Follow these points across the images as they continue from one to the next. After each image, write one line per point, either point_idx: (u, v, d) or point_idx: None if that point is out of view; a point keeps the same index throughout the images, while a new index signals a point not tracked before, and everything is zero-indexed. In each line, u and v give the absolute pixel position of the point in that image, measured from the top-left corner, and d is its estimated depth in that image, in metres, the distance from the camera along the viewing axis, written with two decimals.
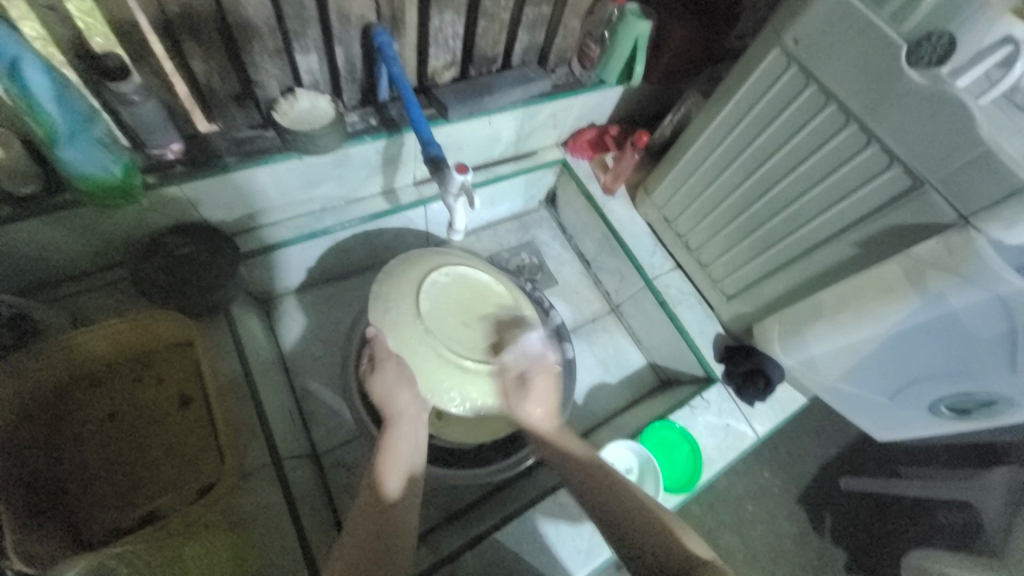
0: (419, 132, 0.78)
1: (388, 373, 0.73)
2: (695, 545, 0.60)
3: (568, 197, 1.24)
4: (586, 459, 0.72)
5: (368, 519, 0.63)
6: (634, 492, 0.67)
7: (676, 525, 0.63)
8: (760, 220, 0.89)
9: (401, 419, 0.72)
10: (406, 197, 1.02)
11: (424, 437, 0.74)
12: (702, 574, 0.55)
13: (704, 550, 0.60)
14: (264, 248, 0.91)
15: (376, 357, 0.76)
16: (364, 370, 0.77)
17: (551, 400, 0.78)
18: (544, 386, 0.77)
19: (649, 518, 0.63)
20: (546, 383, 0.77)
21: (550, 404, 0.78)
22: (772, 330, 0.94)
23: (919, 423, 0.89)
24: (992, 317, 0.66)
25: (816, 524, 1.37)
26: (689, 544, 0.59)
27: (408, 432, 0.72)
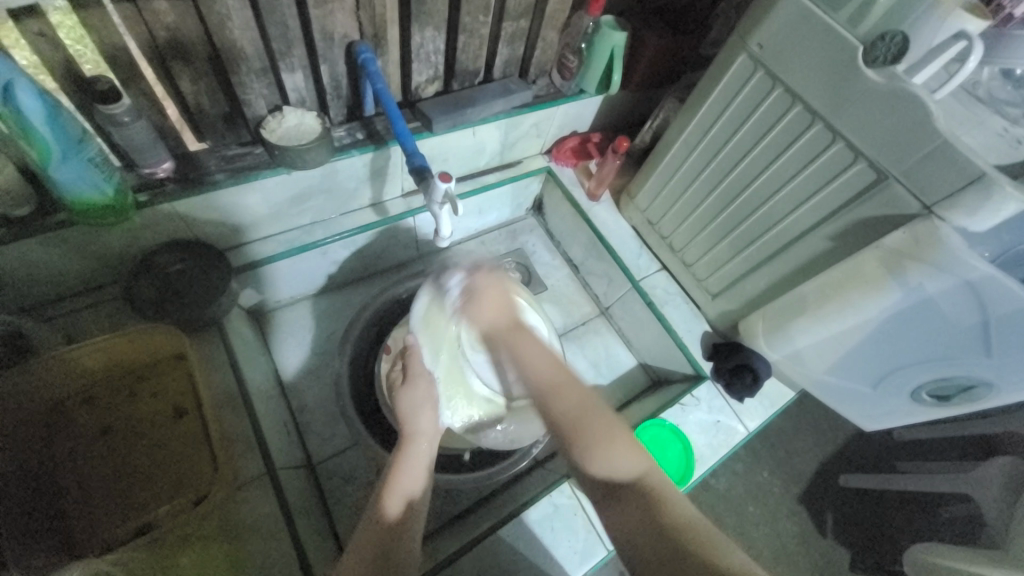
0: (404, 144, 0.80)
1: (419, 390, 0.77)
2: (622, 462, 0.59)
3: (554, 204, 1.27)
4: (537, 354, 0.71)
5: (373, 535, 0.59)
6: (576, 392, 0.66)
7: (606, 436, 0.61)
8: (738, 218, 0.92)
9: (416, 438, 0.72)
10: (394, 208, 1.05)
11: (431, 456, 0.72)
12: (625, 494, 0.57)
13: (632, 463, 0.59)
14: (255, 262, 0.93)
15: (408, 370, 0.80)
16: (395, 378, 0.82)
17: (497, 302, 0.77)
18: (484, 286, 0.78)
19: (586, 430, 0.62)
20: (490, 296, 0.77)
21: (497, 300, 0.77)
22: (758, 326, 0.96)
23: (903, 411, 0.91)
24: (963, 303, 0.68)
25: (815, 522, 1.37)
26: (614, 462, 0.59)
27: (418, 448, 0.71)
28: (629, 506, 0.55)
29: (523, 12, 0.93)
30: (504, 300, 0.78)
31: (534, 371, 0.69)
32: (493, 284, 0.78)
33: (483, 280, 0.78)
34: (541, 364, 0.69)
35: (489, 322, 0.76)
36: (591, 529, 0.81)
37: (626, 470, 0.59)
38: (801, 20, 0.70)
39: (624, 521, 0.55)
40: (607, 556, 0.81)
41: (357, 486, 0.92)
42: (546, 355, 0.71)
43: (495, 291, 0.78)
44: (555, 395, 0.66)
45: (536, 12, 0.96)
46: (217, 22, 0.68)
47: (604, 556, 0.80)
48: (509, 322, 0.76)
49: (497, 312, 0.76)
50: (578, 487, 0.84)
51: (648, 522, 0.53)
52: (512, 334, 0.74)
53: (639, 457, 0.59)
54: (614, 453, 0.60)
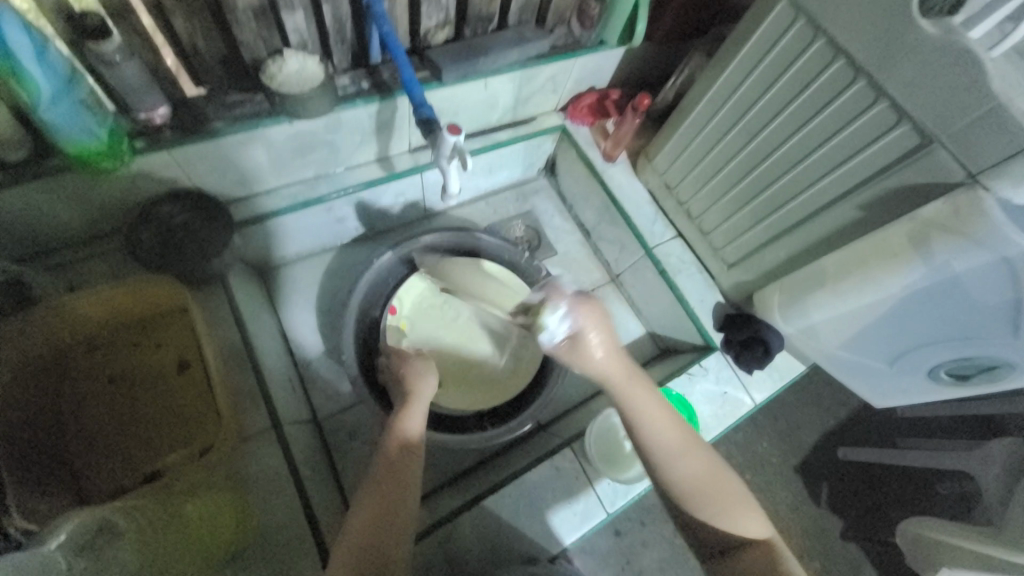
0: (411, 93, 0.76)
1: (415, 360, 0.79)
2: (748, 523, 0.59)
3: (567, 165, 1.22)
4: (656, 411, 0.62)
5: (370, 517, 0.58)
6: (703, 457, 0.61)
7: (731, 502, 0.60)
8: (762, 185, 0.87)
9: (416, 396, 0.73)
10: (401, 164, 1.00)
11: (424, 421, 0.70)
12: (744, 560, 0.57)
13: (756, 525, 0.59)
14: (258, 217, 0.90)
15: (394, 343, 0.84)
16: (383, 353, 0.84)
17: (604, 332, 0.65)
18: (590, 319, 0.65)
19: (710, 493, 0.59)
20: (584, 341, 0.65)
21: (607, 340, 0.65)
22: (773, 298, 0.93)
23: (918, 389, 0.89)
24: (997, 281, 0.64)
25: (812, 492, 1.39)
26: (741, 524, 0.59)
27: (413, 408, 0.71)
28: (753, 561, 0.57)
29: None
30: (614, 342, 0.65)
31: (651, 433, 0.61)
32: (601, 323, 0.66)
33: (584, 317, 0.66)
34: (660, 422, 0.61)
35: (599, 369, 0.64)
36: (592, 493, 0.82)
37: (753, 532, 0.59)
38: None
39: None
40: (606, 518, 0.83)
41: (362, 442, 0.94)
42: (668, 420, 0.62)
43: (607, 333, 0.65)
44: (676, 465, 0.60)
45: None
46: None
47: (603, 519, 0.82)
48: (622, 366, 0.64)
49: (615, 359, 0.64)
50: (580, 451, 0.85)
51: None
52: (628, 384, 0.63)
53: (760, 520, 0.60)
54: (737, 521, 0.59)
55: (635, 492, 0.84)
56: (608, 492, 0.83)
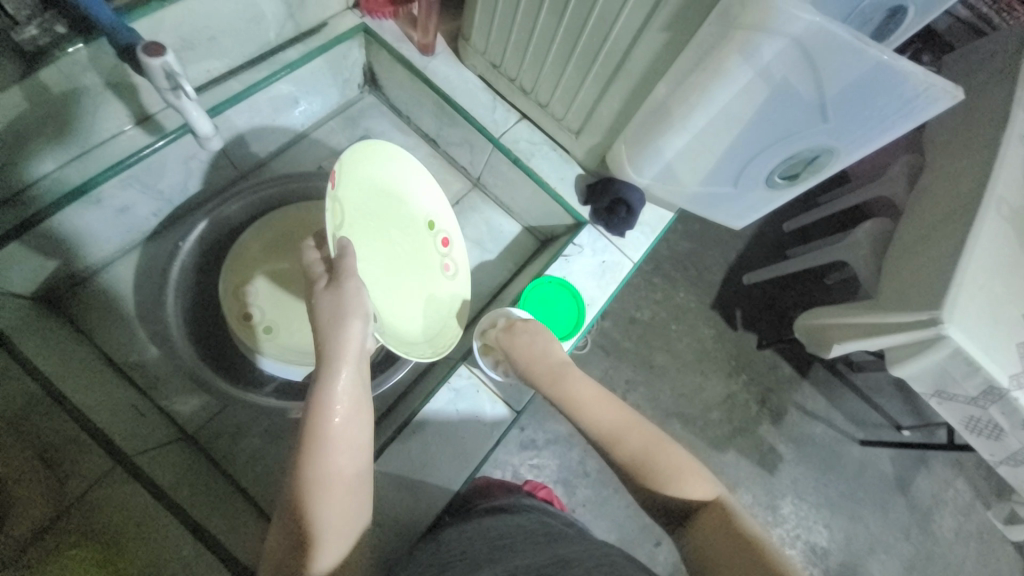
0: (94, 14, 0.61)
1: (347, 291, 0.66)
2: (690, 480, 0.57)
3: (386, 70, 1.06)
4: (592, 398, 0.66)
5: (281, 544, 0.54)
6: (644, 432, 0.62)
7: (675, 470, 0.57)
8: (576, 32, 0.79)
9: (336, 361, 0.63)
10: (170, 121, 0.82)
11: (358, 379, 0.63)
12: (697, 520, 0.54)
13: (704, 487, 0.56)
14: (19, 227, 0.70)
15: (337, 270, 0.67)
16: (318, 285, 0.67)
17: (538, 346, 0.74)
18: (520, 349, 0.75)
19: (645, 449, 0.60)
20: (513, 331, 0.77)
21: (528, 352, 0.74)
22: (622, 151, 0.89)
23: (763, 202, 0.92)
24: (800, 67, 0.64)
25: (727, 319, 1.51)
26: (685, 488, 0.56)
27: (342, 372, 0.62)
28: (705, 529, 0.53)
29: None
30: (538, 351, 0.74)
31: (593, 416, 0.64)
32: (534, 334, 0.76)
33: (518, 343, 0.75)
34: (597, 407, 0.65)
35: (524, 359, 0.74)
36: (495, 398, 0.84)
37: (699, 491, 0.56)
38: None
39: (698, 546, 0.52)
40: (515, 415, 0.86)
41: None
42: (604, 398, 0.66)
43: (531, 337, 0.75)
44: (623, 441, 0.61)
45: None
46: None
47: (512, 416, 0.85)
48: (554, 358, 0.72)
49: (535, 372, 0.72)
50: (475, 366, 0.84)
51: (723, 547, 0.50)
52: (556, 369, 0.71)
53: (710, 481, 0.57)
54: (680, 486, 0.56)
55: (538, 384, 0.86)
56: (511, 392, 0.85)
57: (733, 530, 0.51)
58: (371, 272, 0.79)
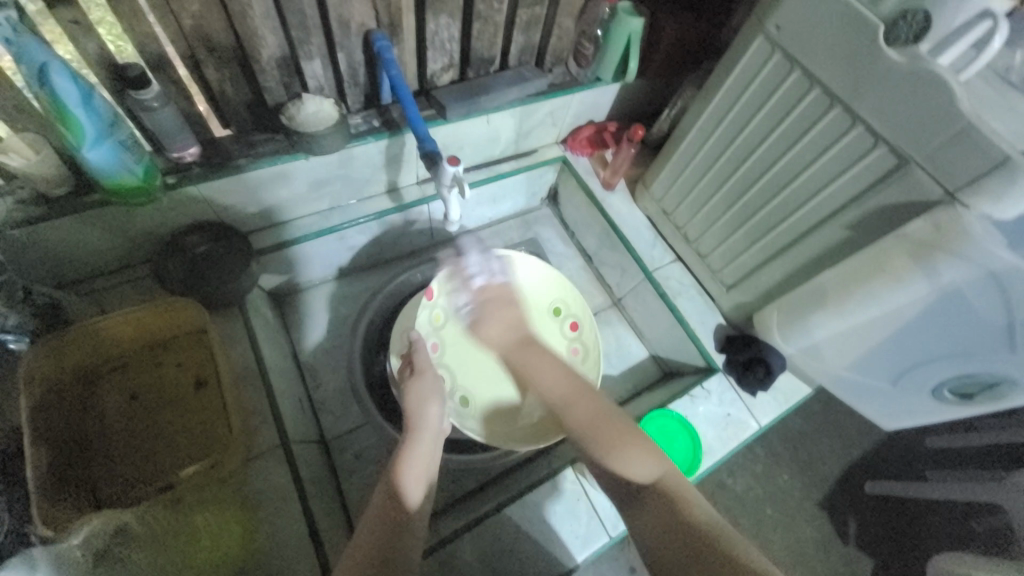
0: (415, 130, 0.82)
1: (426, 381, 0.81)
2: (641, 465, 0.65)
3: (569, 194, 1.26)
4: (548, 369, 0.79)
5: (382, 523, 0.63)
6: (591, 406, 0.73)
7: (618, 440, 0.68)
8: (755, 208, 0.90)
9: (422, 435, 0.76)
10: (409, 195, 1.06)
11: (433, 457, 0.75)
12: (645, 497, 0.63)
13: (647, 467, 0.65)
14: (279, 244, 0.96)
15: (415, 367, 0.84)
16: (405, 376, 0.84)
17: (508, 319, 0.86)
18: (495, 317, 0.87)
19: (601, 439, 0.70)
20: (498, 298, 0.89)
21: (503, 322, 0.86)
22: (773, 317, 0.94)
23: (925, 409, 0.88)
24: (992, 298, 0.66)
25: (838, 528, 1.32)
26: (630, 463, 0.66)
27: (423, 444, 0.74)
28: (652, 503, 0.61)
29: None
30: (512, 322, 0.86)
31: (545, 386, 0.78)
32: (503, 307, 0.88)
33: (488, 298, 0.89)
34: (555, 376, 0.78)
35: (496, 343, 0.86)
36: (594, 515, 0.82)
37: (644, 472, 0.65)
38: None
39: (645, 519, 0.61)
40: (611, 543, 0.82)
41: (368, 466, 0.95)
42: (561, 377, 0.78)
43: (499, 320, 0.86)
44: (573, 410, 0.74)
45: None
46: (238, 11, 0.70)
47: (607, 543, 0.81)
48: (517, 341, 0.84)
49: (506, 334, 0.85)
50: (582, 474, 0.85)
51: (668, 515, 0.59)
52: (518, 357, 0.82)
53: (652, 463, 0.65)
54: (629, 457, 0.66)
55: None
56: (610, 514, 0.83)
57: (675, 506, 0.60)
58: (464, 364, 1.02)
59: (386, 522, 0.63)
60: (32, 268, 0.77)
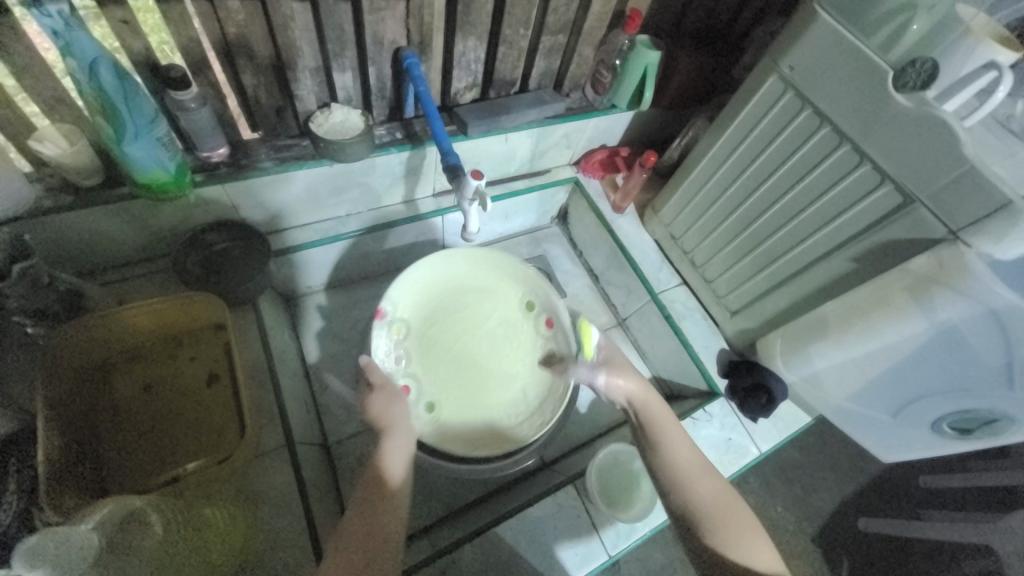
0: (440, 144, 0.85)
1: (384, 397, 0.76)
2: (758, 553, 0.63)
3: (579, 215, 1.29)
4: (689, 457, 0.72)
5: (360, 512, 0.64)
6: (733, 507, 0.67)
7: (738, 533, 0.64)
8: (761, 237, 0.92)
9: (391, 431, 0.74)
10: (425, 207, 1.09)
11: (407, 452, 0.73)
12: None
13: (767, 560, 0.63)
14: (290, 248, 0.97)
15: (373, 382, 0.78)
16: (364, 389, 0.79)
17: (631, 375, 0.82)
18: (622, 377, 0.82)
19: (722, 521, 0.66)
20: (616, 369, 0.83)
21: (635, 381, 0.81)
22: (776, 344, 0.96)
23: (923, 443, 0.89)
24: (991, 335, 0.68)
25: (831, 563, 1.30)
26: (755, 555, 0.63)
27: (395, 443, 0.72)
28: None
29: (562, 27, 0.98)
30: (642, 383, 0.81)
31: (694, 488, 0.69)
32: (627, 371, 0.83)
33: (616, 370, 0.83)
34: (681, 453, 0.72)
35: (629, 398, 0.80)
36: (594, 532, 0.82)
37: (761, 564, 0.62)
38: (832, 44, 0.72)
39: None
40: (609, 561, 0.82)
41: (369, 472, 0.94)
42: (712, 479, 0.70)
43: (676, 433, 0.74)
44: (706, 500, 0.68)
45: (574, 28, 1.01)
46: (281, 22, 0.74)
47: (605, 561, 0.81)
48: (649, 402, 0.78)
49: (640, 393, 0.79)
50: (583, 489, 0.86)
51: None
52: (656, 416, 0.76)
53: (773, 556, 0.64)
54: (746, 551, 0.63)
55: (638, 535, 0.84)
56: (610, 533, 0.83)
57: None
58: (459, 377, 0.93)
59: (366, 512, 0.63)
60: (57, 256, 0.79)
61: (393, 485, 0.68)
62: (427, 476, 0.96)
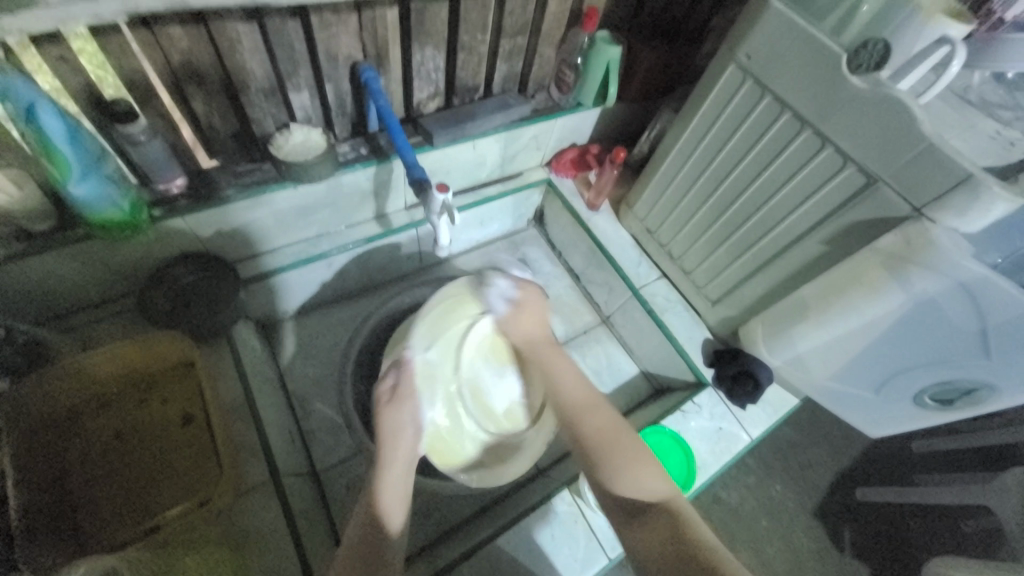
0: (404, 157, 0.84)
1: (403, 412, 0.74)
2: (648, 483, 0.66)
3: (555, 214, 1.29)
4: (567, 374, 0.79)
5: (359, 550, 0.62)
6: (608, 419, 0.73)
7: (625, 455, 0.68)
8: (735, 225, 0.92)
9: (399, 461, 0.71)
10: (397, 221, 1.07)
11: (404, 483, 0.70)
12: (650, 513, 0.62)
13: (663, 484, 0.65)
14: (266, 273, 0.96)
15: (398, 389, 0.77)
16: (383, 393, 0.77)
17: (535, 317, 0.86)
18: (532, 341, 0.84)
19: (612, 457, 0.68)
20: (529, 309, 0.86)
21: (533, 312, 0.86)
22: (757, 331, 0.96)
23: (907, 416, 0.91)
24: (967, 307, 0.68)
25: (832, 537, 1.31)
26: (642, 481, 0.66)
27: (392, 474, 0.70)
28: (659, 523, 0.61)
29: (520, 30, 0.97)
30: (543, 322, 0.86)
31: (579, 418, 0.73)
32: (537, 301, 0.87)
33: (527, 294, 0.87)
34: (570, 381, 0.77)
35: (528, 334, 0.84)
36: (593, 536, 0.82)
37: (654, 488, 0.65)
38: (786, 31, 0.72)
39: (657, 535, 0.59)
40: (610, 564, 0.81)
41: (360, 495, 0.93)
42: (587, 392, 0.76)
43: (571, 371, 0.79)
44: (586, 424, 0.72)
45: (533, 30, 1.00)
46: (228, 46, 0.72)
47: (606, 564, 0.80)
48: (542, 337, 0.85)
49: (536, 327, 0.85)
50: (578, 494, 0.85)
51: (681, 542, 0.57)
52: (545, 354, 0.82)
53: (664, 480, 0.66)
54: (635, 473, 0.66)
55: None
56: (608, 536, 0.82)
57: (683, 531, 0.59)
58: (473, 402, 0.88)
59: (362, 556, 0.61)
60: (14, 305, 0.76)
61: (392, 532, 0.65)
62: (421, 493, 0.95)
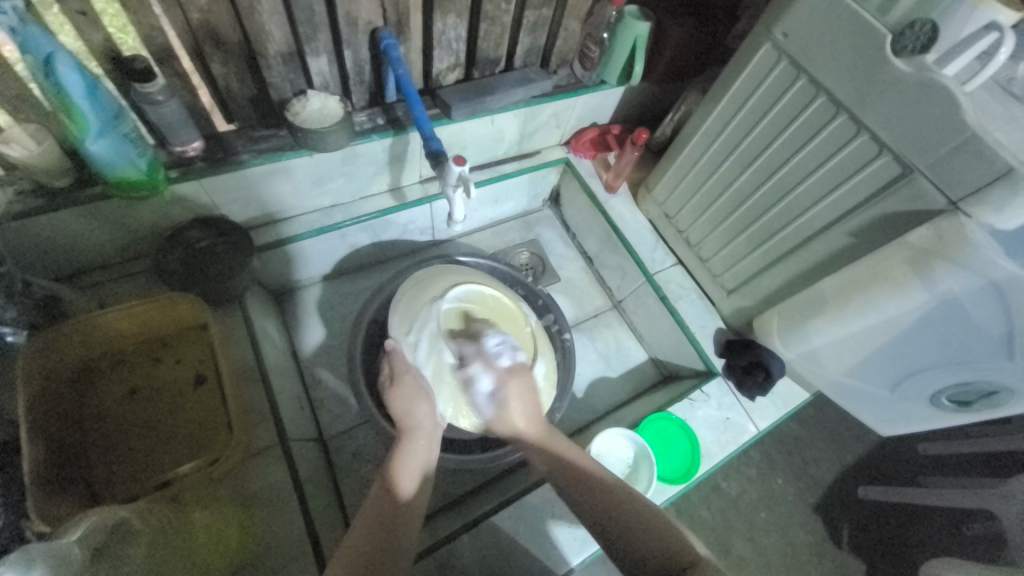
0: (421, 129, 0.82)
1: (406, 386, 0.74)
2: (675, 540, 0.59)
3: (571, 196, 1.26)
4: (572, 457, 0.72)
5: (373, 523, 0.60)
6: (625, 487, 0.67)
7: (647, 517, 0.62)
8: (757, 213, 0.90)
9: (415, 433, 0.72)
10: (412, 195, 1.06)
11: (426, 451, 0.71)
12: (680, 574, 0.55)
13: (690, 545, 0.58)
14: (279, 241, 0.95)
15: (394, 371, 0.76)
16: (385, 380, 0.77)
17: (528, 400, 0.77)
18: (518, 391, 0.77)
19: (630, 511, 0.63)
20: (520, 386, 0.78)
21: (524, 407, 0.76)
22: (772, 323, 0.95)
23: (921, 416, 0.89)
24: (994, 308, 0.66)
25: (831, 533, 1.31)
26: (667, 538, 0.59)
27: (414, 443, 0.71)
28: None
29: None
30: (537, 411, 0.76)
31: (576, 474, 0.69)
32: (523, 389, 0.78)
33: (513, 385, 0.78)
34: (579, 459, 0.72)
35: (515, 426, 0.75)
36: None
37: (681, 545, 0.58)
38: (828, 9, 0.68)
39: None
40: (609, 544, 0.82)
41: (366, 465, 0.94)
42: (587, 460, 0.72)
43: (573, 448, 0.73)
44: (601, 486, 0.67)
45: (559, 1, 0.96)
46: (247, 5, 0.70)
47: (605, 544, 0.81)
48: (540, 430, 0.75)
49: (531, 418, 0.75)
50: None
51: None
52: (547, 440, 0.74)
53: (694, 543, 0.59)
54: (661, 531, 0.60)
55: None
56: None
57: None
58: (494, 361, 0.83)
59: (382, 519, 0.61)
60: (33, 260, 0.77)
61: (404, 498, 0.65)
62: None
